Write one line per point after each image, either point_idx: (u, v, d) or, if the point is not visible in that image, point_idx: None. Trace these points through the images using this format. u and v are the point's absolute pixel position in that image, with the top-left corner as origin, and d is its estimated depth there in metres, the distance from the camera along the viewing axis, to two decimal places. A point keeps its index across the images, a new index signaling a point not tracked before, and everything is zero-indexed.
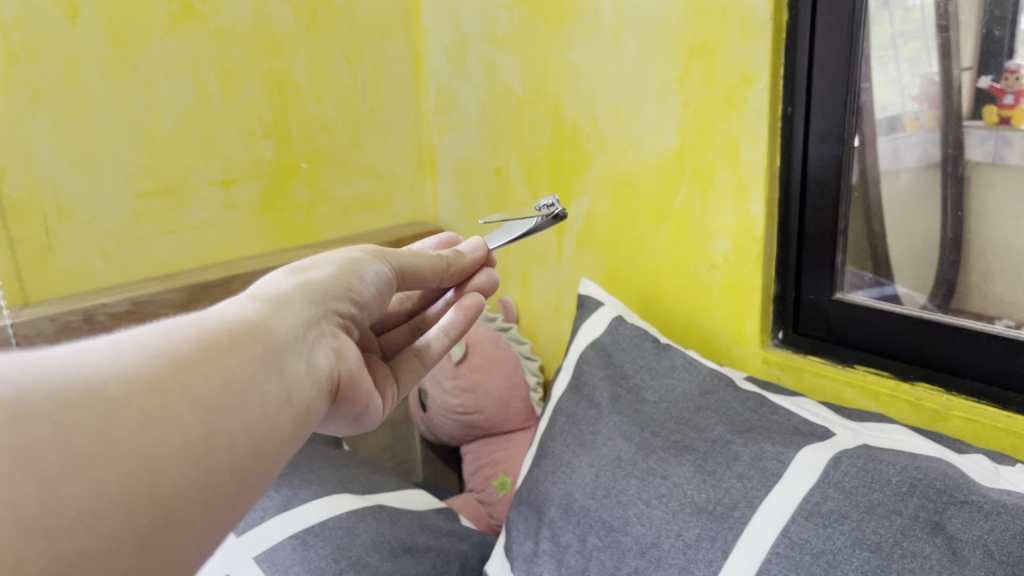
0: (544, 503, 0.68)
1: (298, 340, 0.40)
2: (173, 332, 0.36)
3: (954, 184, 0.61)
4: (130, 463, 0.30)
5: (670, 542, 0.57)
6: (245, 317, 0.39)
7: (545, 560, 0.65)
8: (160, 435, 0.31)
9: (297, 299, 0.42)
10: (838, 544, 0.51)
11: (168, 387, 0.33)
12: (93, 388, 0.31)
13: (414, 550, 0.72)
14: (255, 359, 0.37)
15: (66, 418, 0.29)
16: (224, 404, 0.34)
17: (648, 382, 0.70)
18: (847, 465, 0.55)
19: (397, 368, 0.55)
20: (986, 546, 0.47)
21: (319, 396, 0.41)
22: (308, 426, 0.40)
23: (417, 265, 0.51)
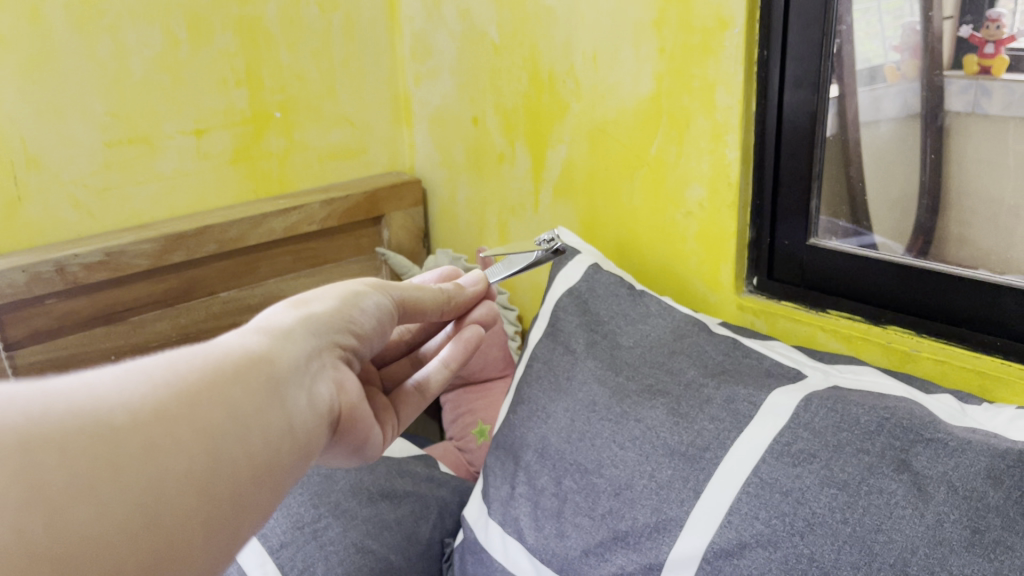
0: (521, 448, 0.68)
1: (299, 371, 0.40)
2: (178, 362, 0.36)
3: (934, 135, 0.60)
4: (133, 487, 0.30)
5: (643, 482, 0.59)
6: (247, 349, 0.39)
7: (521, 503, 0.66)
8: (165, 463, 0.32)
9: (299, 334, 0.42)
10: (807, 482, 0.52)
11: (174, 417, 0.33)
12: (102, 418, 0.31)
13: (393, 496, 0.72)
14: (257, 389, 0.37)
15: (73, 446, 0.30)
16: (227, 432, 0.35)
17: (623, 328, 0.70)
18: (817, 406, 0.56)
19: (396, 402, 0.54)
20: (950, 481, 0.49)
21: (321, 426, 0.41)
22: (309, 456, 0.40)
23: (416, 298, 0.51)
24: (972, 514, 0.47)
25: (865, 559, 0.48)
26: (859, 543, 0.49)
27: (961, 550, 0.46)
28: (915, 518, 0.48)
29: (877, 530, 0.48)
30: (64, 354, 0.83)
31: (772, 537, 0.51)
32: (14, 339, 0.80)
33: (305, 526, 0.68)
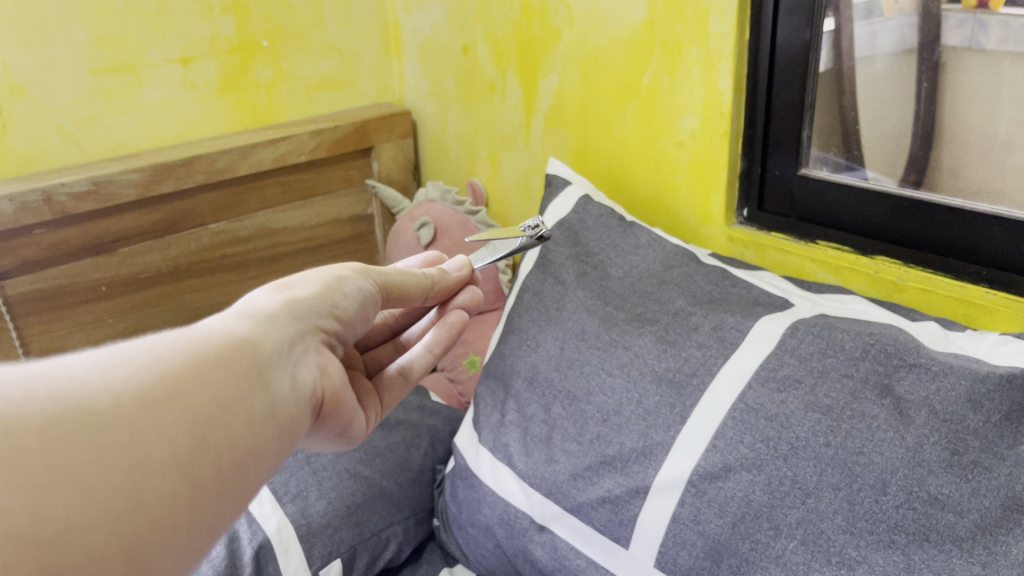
0: (511, 376, 0.69)
1: (282, 355, 0.41)
2: (158, 348, 0.36)
3: (930, 70, 0.60)
4: (117, 470, 0.31)
5: (631, 408, 0.60)
6: (230, 333, 0.39)
7: (511, 430, 0.67)
8: (148, 448, 0.32)
9: (281, 319, 0.42)
10: (792, 407, 0.53)
11: (156, 402, 0.34)
12: (85, 403, 0.32)
13: (385, 424, 0.74)
14: (239, 373, 0.38)
15: (56, 429, 0.30)
16: (210, 417, 0.35)
17: (613, 259, 0.71)
18: (803, 332, 0.57)
19: (381, 386, 0.55)
20: (931, 406, 0.50)
21: (304, 409, 0.42)
22: (291, 438, 0.41)
23: (402, 284, 0.52)
24: (951, 436, 0.48)
25: (846, 480, 0.49)
26: (841, 465, 0.50)
27: (939, 471, 0.47)
28: (896, 441, 0.49)
29: (859, 452, 0.50)
30: (54, 284, 0.83)
31: (756, 460, 0.53)
32: (4, 269, 0.80)
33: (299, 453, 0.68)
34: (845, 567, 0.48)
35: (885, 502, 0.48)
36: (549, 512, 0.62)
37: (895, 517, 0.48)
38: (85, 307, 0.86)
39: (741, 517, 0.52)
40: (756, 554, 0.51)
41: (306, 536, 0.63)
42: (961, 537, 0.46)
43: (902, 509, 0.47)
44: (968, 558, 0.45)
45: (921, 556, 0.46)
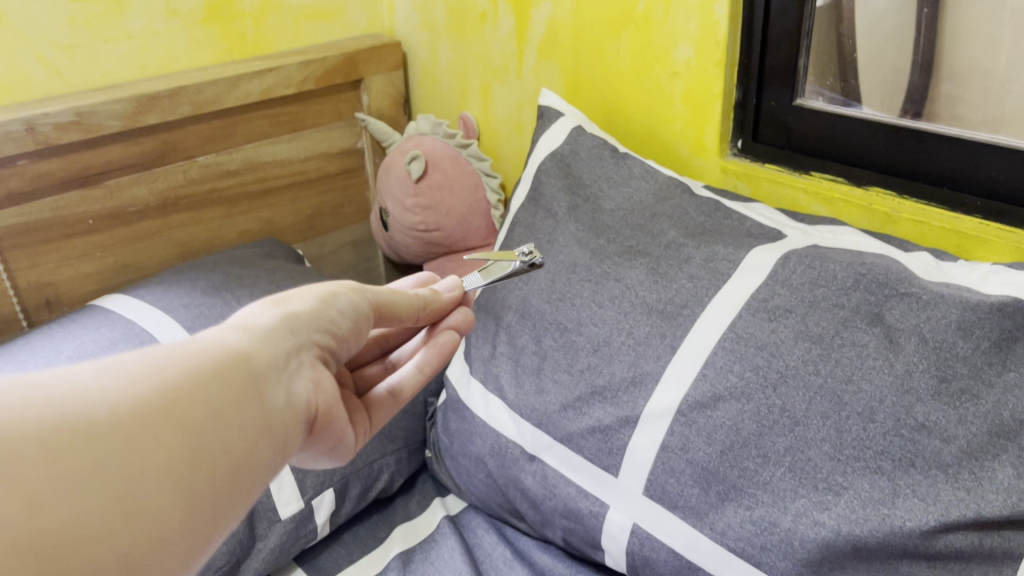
0: (502, 310, 0.69)
1: (277, 369, 0.38)
2: (156, 358, 0.34)
3: (931, 4, 0.59)
4: (114, 483, 0.29)
5: (621, 339, 0.60)
6: (226, 345, 0.37)
7: (502, 362, 0.67)
8: (145, 462, 0.30)
9: (278, 332, 0.39)
10: (782, 336, 0.53)
11: (153, 413, 0.31)
12: (82, 412, 0.30)
13: None
14: (234, 387, 0.35)
15: (52, 438, 0.28)
16: (207, 429, 0.33)
17: (605, 191, 0.70)
18: (795, 263, 0.56)
19: (369, 404, 0.50)
20: (921, 334, 0.50)
21: (297, 425, 0.39)
22: (285, 454, 0.38)
23: (395, 305, 0.48)
24: (940, 363, 0.48)
25: (835, 408, 0.50)
26: (830, 393, 0.50)
27: (927, 398, 0.48)
28: (885, 369, 0.49)
29: (848, 381, 0.50)
30: (40, 218, 0.82)
31: (745, 389, 0.53)
32: None
33: None
34: (832, 492, 0.49)
35: (873, 430, 0.48)
36: (540, 442, 0.63)
37: (881, 444, 0.48)
38: (74, 240, 0.85)
39: (729, 446, 0.53)
40: (744, 481, 0.52)
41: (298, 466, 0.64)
42: (947, 463, 0.46)
43: (889, 437, 0.48)
44: (954, 483, 0.46)
45: (907, 482, 0.47)
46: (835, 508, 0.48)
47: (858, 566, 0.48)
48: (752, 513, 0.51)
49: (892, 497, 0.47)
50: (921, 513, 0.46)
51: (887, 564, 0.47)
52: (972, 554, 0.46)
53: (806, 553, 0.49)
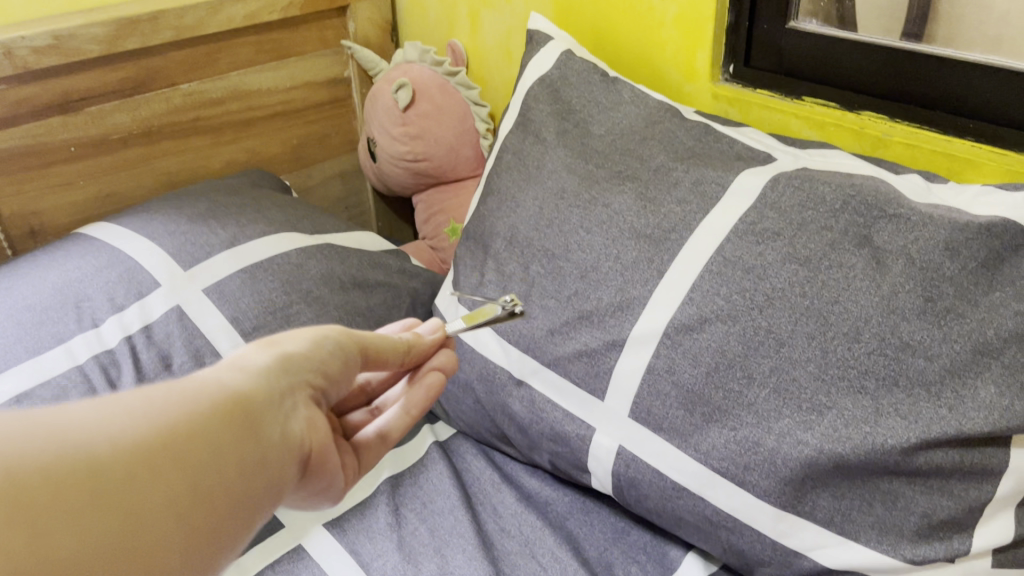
0: (490, 237, 0.69)
1: (275, 407, 0.37)
2: (153, 395, 0.33)
3: None
4: (115, 522, 0.28)
5: (608, 265, 0.60)
6: (224, 382, 0.36)
7: (490, 289, 0.67)
8: (145, 501, 0.29)
9: (274, 371, 0.38)
10: (769, 259, 0.53)
11: (154, 451, 0.31)
12: (83, 447, 0.29)
13: (365, 285, 0.72)
14: (233, 427, 0.34)
15: (55, 474, 0.27)
16: (207, 467, 0.32)
17: (595, 116, 0.69)
18: (784, 186, 0.55)
19: (357, 447, 0.47)
20: (909, 254, 0.49)
21: (292, 465, 0.37)
22: (279, 494, 0.37)
23: (382, 348, 0.46)
24: (927, 283, 0.48)
25: (820, 329, 0.50)
26: (816, 315, 0.50)
27: (912, 317, 0.48)
28: (871, 291, 0.49)
29: (834, 302, 0.50)
30: (20, 147, 0.80)
31: (731, 312, 0.53)
32: None
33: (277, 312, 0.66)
34: (815, 412, 0.49)
35: (858, 350, 0.48)
36: (527, 367, 0.63)
37: (866, 364, 0.48)
38: (55, 168, 0.84)
39: (715, 367, 0.53)
40: (729, 403, 0.52)
41: None
42: (930, 382, 0.47)
43: (873, 356, 0.48)
44: (935, 401, 0.47)
45: (890, 401, 0.47)
46: (818, 427, 0.49)
47: (840, 481, 0.49)
48: (736, 434, 0.52)
49: (875, 415, 0.48)
50: (903, 431, 0.47)
51: (869, 480, 0.49)
52: (953, 470, 0.47)
53: (789, 471, 0.50)
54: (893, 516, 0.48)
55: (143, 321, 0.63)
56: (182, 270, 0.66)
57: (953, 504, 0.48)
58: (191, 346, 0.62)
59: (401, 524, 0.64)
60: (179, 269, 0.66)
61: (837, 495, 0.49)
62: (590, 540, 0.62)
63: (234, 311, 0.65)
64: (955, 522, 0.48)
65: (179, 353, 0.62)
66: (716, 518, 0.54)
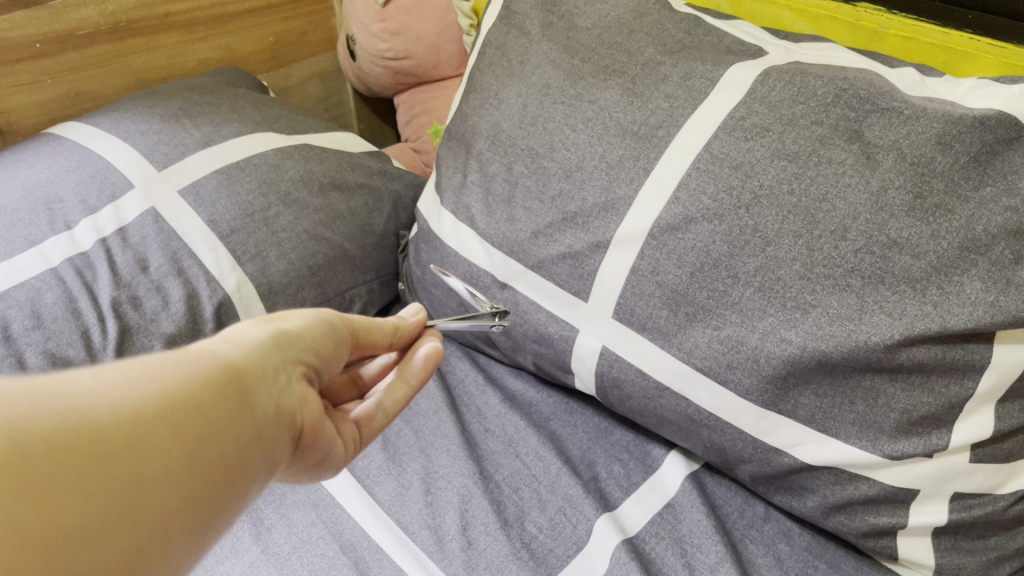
0: (472, 137, 0.67)
1: (267, 381, 0.36)
2: (149, 364, 0.32)
3: None
4: (117, 488, 0.28)
5: (594, 164, 0.58)
6: (218, 354, 0.35)
7: (473, 191, 0.66)
8: (146, 468, 0.29)
9: (267, 346, 0.37)
10: (758, 156, 0.51)
11: (155, 419, 0.30)
12: (82, 417, 0.28)
13: (345, 188, 0.71)
14: (229, 401, 0.33)
15: (56, 443, 0.27)
16: (204, 436, 0.32)
17: (581, 8, 0.66)
18: (775, 80, 0.53)
19: (358, 423, 0.46)
20: (900, 149, 0.48)
21: (283, 440, 0.36)
22: (276, 464, 0.36)
23: (365, 328, 0.44)
24: (917, 179, 0.47)
25: (807, 227, 0.49)
26: (803, 212, 0.49)
27: (901, 215, 0.46)
28: (860, 187, 0.48)
29: (822, 199, 0.49)
30: None
31: (717, 211, 0.52)
32: None
33: (255, 215, 0.65)
34: (800, 311, 0.49)
35: (844, 249, 0.48)
36: (511, 271, 0.62)
37: (852, 262, 0.47)
38: (21, 65, 0.79)
39: (699, 267, 0.52)
40: (713, 303, 0.52)
41: (267, 294, 0.63)
42: (916, 279, 0.46)
43: (860, 255, 0.47)
44: (920, 299, 0.46)
45: (875, 299, 0.47)
46: (802, 326, 0.49)
47: (822, 380, 0.49)
48: (719, 334, 0.52)
49: (859, 313, 0.47)
50: (887, 329, 0.46)
51: (851, 379, 0.49)
52: (935, 367, 0.47)
53: (771, 370, 0.50)
54: (874, 413, 0.49)
55: (118, 224, 0.62)
56: (156, 170, 0.65)
57: (934, 401, 0.48)
58: (169, 249, 0.61)
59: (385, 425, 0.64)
60: (153, 169, 0.65)
61: (819, 393, 0.50)
62: (574, 441, 0.63)
63: (212, 213, 0.64)
64: (934, 418, 0.48)
65: (156, 256, 0.61)
66: (698, 417, 0.55)
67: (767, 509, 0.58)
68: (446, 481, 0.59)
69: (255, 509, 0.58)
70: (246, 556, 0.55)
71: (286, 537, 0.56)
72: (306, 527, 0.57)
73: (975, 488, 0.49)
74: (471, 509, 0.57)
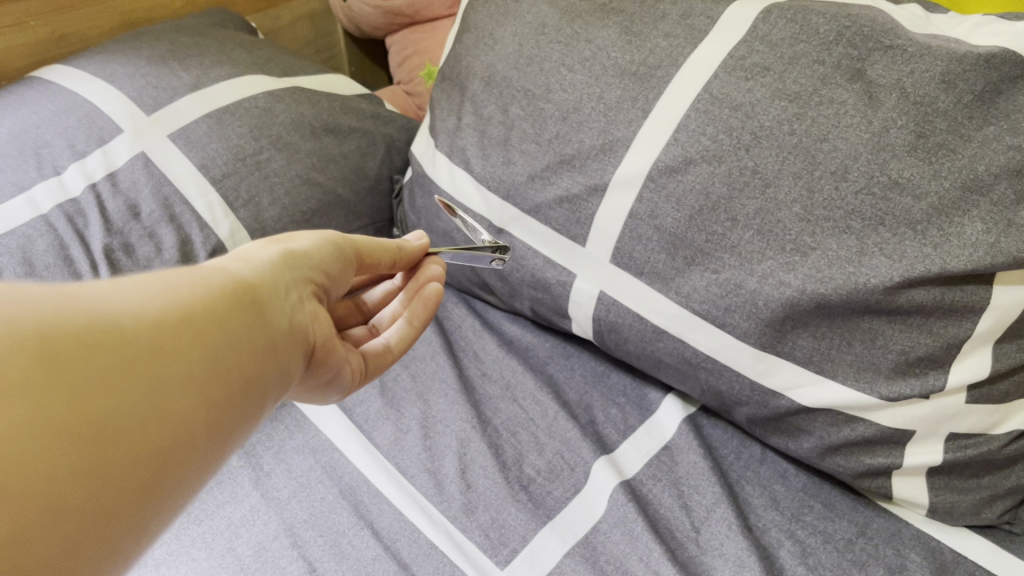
0: (467, 79, 0.66)
1: (281, 297, 0.37)
2: (168, 276, 0.34)
3: None
4: (141, 388, 0.30)
5: (591, 105, 0.57)
6: (234, 269, 0.36)
7: (468, 135, 0.65)
8: (168, 370, 0.31)
9: (279, 263, 0.38)
10: (758, 96, 0.50)
11: (176, 326, 0.32)
12: (109, 321, 0.30)
13: (338, 132, 0.70)
14: (246, 313, 0.35)
15: (84, 343, 0.29)
16: (222, 345, 0.33)
17: None
18: (776, 17, 0.52)
19: (366, 354, 0.47)
20: (903, 88, 0.47)
21: (296, 354, 0.38)
22: (290, 377, 0.38)
23: (372, 251, 0.45)
24: (919, 118, 0.46)
25: (808, 168, 0.48)
26: (803, 153, 0.48)
27: (902, 155, 0.46)
28: (861, 127, 0.47)
29: (823, 140, 0.48)
30: None
31: (717, 153, 0.51)
32: None
33: (247, 160, 0.64)
34: (799, 254, 0.49)
35: (844, 190, 0.47)
36: (507, 215, 0.62)
37: (853, 204, 0.47)
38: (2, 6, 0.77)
39: (698, 210, 0.52)
40: (711, 246, 0.52)
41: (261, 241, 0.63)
42: (916, 221, 0.46)
43: (861, 197, 0.47)
44: (920, 240, 0.45)
45: (875, 241, 0.47)
46: (801, 268, 0.49)
47: (820, 322, 0.49)
48: (717, 277, 0.52)
49: (859, 256, 0.47)
50: (886, 271, 0.46)
51: (850, 321, 0.49)
52: (933, 309, 0.47)
53: (769, 313, 0.50)
54: (872, 354, 0.49)
55: (108, 168, 0.61)
56: (145, 114, 0.63)
57: (932, 343, 0.48)
58: (160, 195, 0.60)
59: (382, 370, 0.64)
60: (142, 113, 0.63)
61: (817, 336, 0.50)
62: (571, 385, 0.63)
63: (203, 158, 0.63)
64: (932, 359, 0.48)
65: (147, 203, 0.60)
66: (695, 360, 0.55)
67: (763, 451, 0.58)
68: (444, 425, 0.59)
69: (255, 455, 0.58)
70: (246, 501, 0.55)
71: (286, 481, 0.56)
72: (305, 471, 0.57)
73: (971, 427, 0.50)
74: (469, 453, 0.57)
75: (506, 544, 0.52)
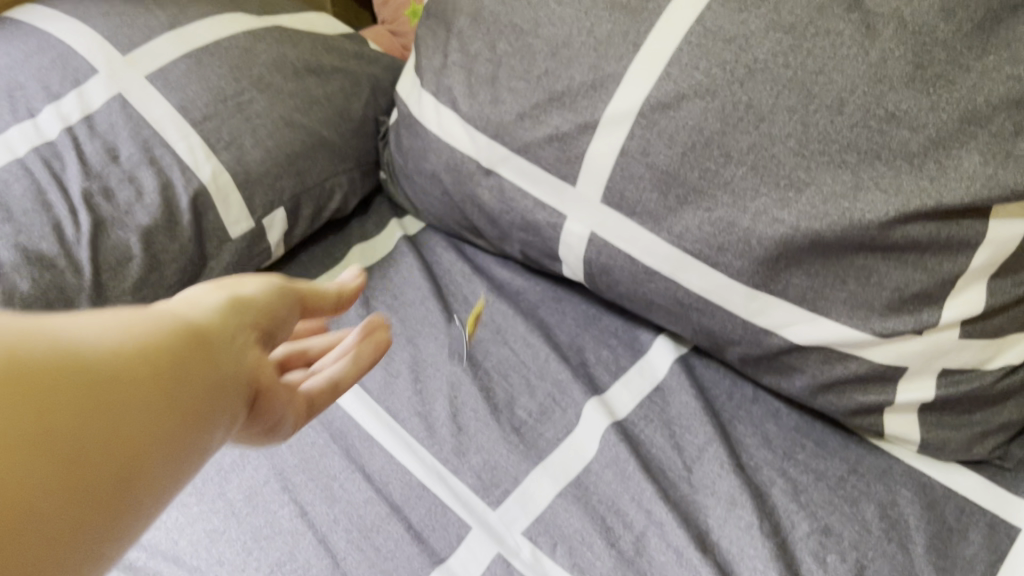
0: (452, 15, 0.63)
1: (279, 321, 0.32)
2: (123, 317, 0.26)
3: None
4: (143, 420, 0.24)
5: (581, 40, 0.55)
6: (217, 298, 0.30)
7: (454, 73, 0.62)
8: (188, 382, 0.26)
9: (250, 299, 0.31)
10: (753, 28, 0.49)
11: (185, 339, 0.27)
12: (85, 345, 0.24)
13: (321, 72, 0.68)
14: (251, 322, 0.31)
15: (93, 360, 0.24)
16: (220, 354, 0.28)
17: None
18: None
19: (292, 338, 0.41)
20: (902, 17, 0.45)
21: (292, 396, 0.33)
22: (275, 420, 0.32)
23: (343, 293, 0.37)
24: (918, 48, 0.45)
25: (803, 102, 0.47)
26: (798, 87, 0.47)
27: (900, 87, 0.45)
28: (858, 58, 0.46)
29: (819, 72, 0.47)
30: None
31: (711, 87, 0.50)
32: None
33: (228, 101, 0.62)
34: (794, 190, 0.48)
35: (841, 124, 0.46)
36: (495, 155, 0.60)
37: (848, 138, 0.46)
38: None
39: (691, 147, 0.51)
40: (705, 184, 0.51)
41: (244, 184, 0.61)
42: (913, 153, 0.45)
43: (857, 130, 0.46)
44: (918, 173, 0.45)
45: (870, 175, 0.46)
46: (796, 205, 0.48)
47: (814, 260, 0.49)
48: (711, 216, 0.51)
49: (854, 190, 0.46)
50: (882, 206, 0.45)
51: (844, 257, 0.48)
52: (929, 245, 0.46)
53: (763, 251, 0.49)
54: (866, 291, 0.48)
55: (83, 111, 0.59)
56: (120, 54, 0.61)
57: (927, 279, 0.47)
58: (138, 138, 0.59)
59: (371, 315, 0.63)
60: (117, 53, 0.61)
61: (811, 274, 0.49)
62: (562, 328, 0.62)
63: (182, 99, 0.61)
64: (926, 296, 0.47)
65: (126, 145, 0.58)
66: (687, 300, 0.54)
67: (755, 391, 0.58)
68: (434, 369, 0.59)
69: None
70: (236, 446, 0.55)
71: None
72: None
73: (964, 363, 0.49)
74: (460, 397, 0.57)
75: (498, 485, 0.52)
